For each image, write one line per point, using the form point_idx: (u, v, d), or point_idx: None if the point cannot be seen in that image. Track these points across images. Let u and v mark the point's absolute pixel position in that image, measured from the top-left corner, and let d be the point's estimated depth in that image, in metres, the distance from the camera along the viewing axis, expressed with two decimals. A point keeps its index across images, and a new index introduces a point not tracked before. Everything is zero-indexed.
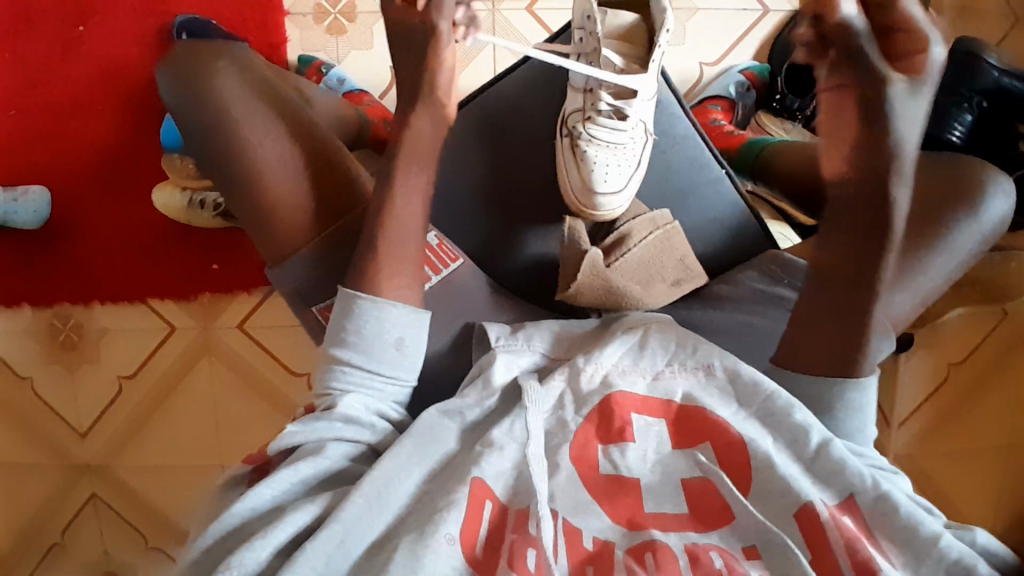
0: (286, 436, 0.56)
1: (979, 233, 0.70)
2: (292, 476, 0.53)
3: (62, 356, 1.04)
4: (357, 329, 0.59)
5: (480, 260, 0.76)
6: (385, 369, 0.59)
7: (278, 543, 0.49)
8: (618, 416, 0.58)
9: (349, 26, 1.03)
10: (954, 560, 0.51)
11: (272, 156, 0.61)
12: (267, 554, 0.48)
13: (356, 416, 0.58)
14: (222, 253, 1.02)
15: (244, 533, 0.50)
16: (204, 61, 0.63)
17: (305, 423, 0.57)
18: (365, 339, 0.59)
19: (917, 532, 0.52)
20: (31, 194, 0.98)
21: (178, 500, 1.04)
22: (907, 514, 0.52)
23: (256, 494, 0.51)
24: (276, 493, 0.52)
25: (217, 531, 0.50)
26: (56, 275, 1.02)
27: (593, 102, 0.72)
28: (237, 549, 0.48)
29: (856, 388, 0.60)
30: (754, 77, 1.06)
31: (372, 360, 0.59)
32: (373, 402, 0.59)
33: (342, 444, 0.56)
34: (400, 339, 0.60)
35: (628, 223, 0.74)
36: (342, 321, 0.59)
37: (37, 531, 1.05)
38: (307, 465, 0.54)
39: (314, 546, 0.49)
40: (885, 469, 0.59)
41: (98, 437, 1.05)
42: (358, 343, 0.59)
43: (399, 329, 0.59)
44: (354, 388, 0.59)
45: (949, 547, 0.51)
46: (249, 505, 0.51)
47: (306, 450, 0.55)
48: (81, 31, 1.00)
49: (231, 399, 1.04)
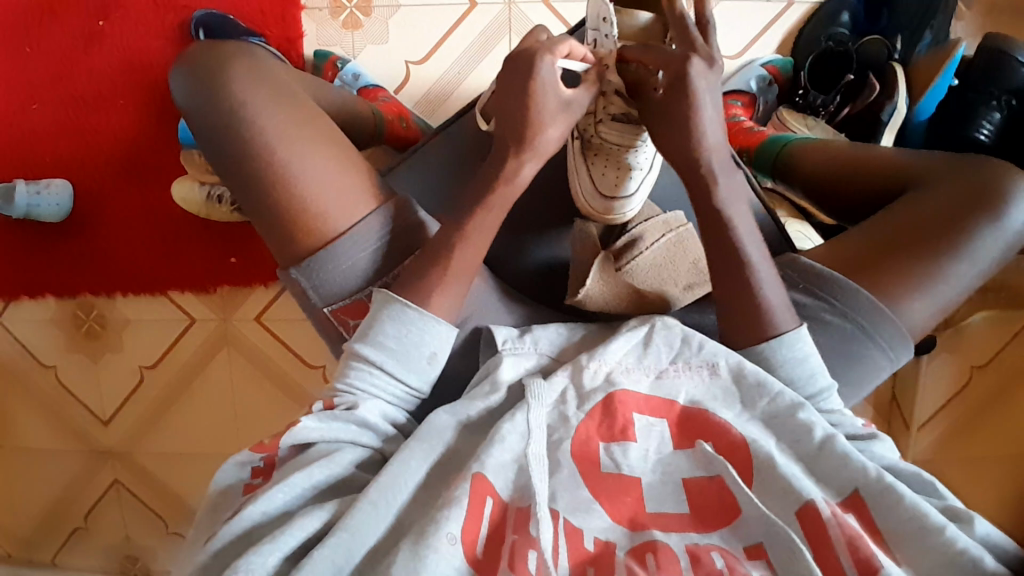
0: (300, 431, 0.56)
1: (1005, 239, 0.67)
2: (303, 481, 0.53)
3: (86, 345, 1.06)
4: (397, 336, 0.59)
5: (497, 261, 0.77)
6: (411, 379, 0.60)
7: (287, 549, 0.48)
8: (621, 414, 0.58)
9: (365, 20, 1.03)
10: (959, 551, 0.50)
11: (281, 162, 0.61)
12: (276, 559, 0.48)
13: (372, 423, 0.58)
14: (241, 247, 1.03)
15: (254, 536, 0.50)
16: (218, 64, 0.63)
17: (322, 420, 0.57)
18: (403, 346, 0.59)
19: (924, 522, 0.51)
20: (54, 187, 1.00)
21: (196, 487, 1.07)
22: (912, 506, 0.52)
23: (268, 498, 0.51)
24: (287, 498, 0.52)
25: (228, 533, 0.49)
26: (80, 265, 1.04)
27: (604, 106, 0.69)
28: (244, 554, 0.48)
29: (782, 346, 0.61)
30: (777, 72, 1.00)
31: (402, 369, 0.59)
32: (388, 408, 0.60)
33: (355, 448, 0.56)
34: (434, 353, 0.60)
35: (641, 225, 0.74)
36: (384, 324, 0.59)
37: (63, 514, 1.09)
38: (320, 469, 0.53)
39: (323, 554, 0.48)
40: (862, 434, 0.60)
41: (121, 423, 1.07)
42: (395, 350, 0.59)
43: (434, 345, 0.60)
44: (376, 392, 0.59)
45: (955, 538, 0.50)
46: (260, 509, 0.51)
47: (319, 450, 0.55)
48: (101, 25, 1.01)
49: (248, 389, 1.06)
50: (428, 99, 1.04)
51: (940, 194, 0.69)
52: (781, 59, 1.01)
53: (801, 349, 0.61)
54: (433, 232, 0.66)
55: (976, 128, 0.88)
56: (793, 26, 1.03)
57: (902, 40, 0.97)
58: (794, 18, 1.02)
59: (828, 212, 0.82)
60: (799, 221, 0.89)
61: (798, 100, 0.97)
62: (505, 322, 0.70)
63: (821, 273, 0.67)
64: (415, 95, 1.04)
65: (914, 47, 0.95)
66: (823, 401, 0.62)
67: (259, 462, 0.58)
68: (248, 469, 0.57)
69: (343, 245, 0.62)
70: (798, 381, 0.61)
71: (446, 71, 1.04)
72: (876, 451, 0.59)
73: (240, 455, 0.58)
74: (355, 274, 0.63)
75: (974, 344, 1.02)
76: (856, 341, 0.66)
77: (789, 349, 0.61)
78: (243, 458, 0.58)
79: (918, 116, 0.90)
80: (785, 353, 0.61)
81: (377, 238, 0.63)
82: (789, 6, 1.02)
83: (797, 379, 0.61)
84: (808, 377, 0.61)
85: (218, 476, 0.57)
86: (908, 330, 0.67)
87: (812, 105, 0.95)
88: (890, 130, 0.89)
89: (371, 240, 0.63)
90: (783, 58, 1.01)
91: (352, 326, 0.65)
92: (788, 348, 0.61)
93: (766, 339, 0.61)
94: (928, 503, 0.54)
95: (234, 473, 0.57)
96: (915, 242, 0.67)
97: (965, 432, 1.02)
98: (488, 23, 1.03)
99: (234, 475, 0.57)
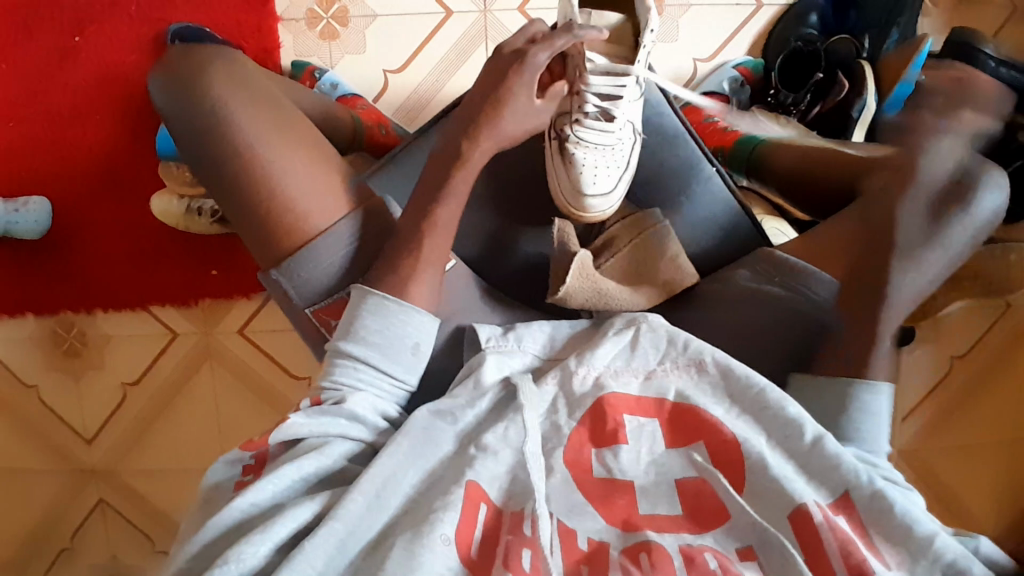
0: (290, 427, 0.54)
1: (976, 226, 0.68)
2: (294, 474, 0.51)
3: (68, 362, 1.05)
4: (379, 329, 0.58)
5: (478, 264, 0.77)
6: (396, 371, 0.59)
7: (278, 539, 0.47)
8: (611, 417, 0.58)
9: (342, 31, 1.04)
10: (948, 561, 0.50)
11: (257, 168, 0.61)
12: (267, 550, 0.47)
13: (362, 415, 0.56)
14: (221, 259, 1.03)
15: (242, 529, 0.49)
16: (194, 72, 0.64)
17: (310, 415, 0.55)
18: (385, 338, 0.59)
19: (912, 530, 0.52)
20: (32, 204, 0.99)
21: (179, 501, 1.06)
22: (901, 513, 0.52)
23: (258, 489, 0.50)
24: (278, 490, 0.51)
25: (215, 528, 0.48)
26: (60, 282, 1.03)
27: (580, 104, 0.74)
28: (235, 544, 0.47)
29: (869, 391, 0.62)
30: (748, 73, 1.03)
31: (386, 360, 0.58)
32: (378, 402, 0.58)
33: (345, 442, 0.55)
34: (417, 343, 0.60)
35: (616, 227, 0.76)
36: (364, 318, 0.59)
37: (46, 537, 1.06)
38: (308, 461, 0.52)
39: (315, 545, 0.47)
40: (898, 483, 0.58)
41: (104, 441, 1.06)
42: (378, 343, 0.58)
43: (418, 334, 0.60)
44: (363, 386, 0.58)
45: (944, 548, 0.51)
46: (248, 500, 0.49)
47: (309, 444, 0.54)
48: (77, 40, 1.01)
49: (232, 402, 1.05)
50: (408, 107, 1.05)
51: None
52: (752, 60, 1.05)
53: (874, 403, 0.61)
54: (396, 215, 0.67)
55: None
56: (762, 29, 1.06)
57: (871, 37, 0.97)
58: (761, 22, 1.06)
59: (803, 207, 0.83)
60: (776, 217, 0.89)
61: (770, 99, 1.01)
62: (488, 322, 0.70)
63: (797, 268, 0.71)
64: (394, 104, 1.05)
65: (881, 43, 0.95)
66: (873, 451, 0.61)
67: (249, 459, 0.55)
68: (238, 467, 0.55)
69: (319, 246, 0.62)
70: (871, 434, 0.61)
71: (425, 79, 1.05)
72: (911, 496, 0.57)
73: (230, 452, 0.56)
74: (335, 273, 0.63)
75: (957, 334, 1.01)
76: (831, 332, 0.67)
77: (864, 399, 0.62)
78: (234, 455, 0.56)
79: None
80: (868, 399, 0.62)
81: (353, 236, 0.63)
82: (759, 9, 1.06)
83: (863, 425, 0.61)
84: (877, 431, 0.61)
85: (211, 471, 0.55)
86: None
87: (784, 105, 1.00)
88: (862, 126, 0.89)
89: (348, 236, 0.63)
90: (754, 60, 1.05)
91: (334, 328, 0.65)
92: (865, 398, 0.62)
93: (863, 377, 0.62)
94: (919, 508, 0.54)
95: (224, 471, 0.55)
96: (897, 226, 0.67)
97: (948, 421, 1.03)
98: (463, 32, 1.05)
99: (224, 474, 0.54)
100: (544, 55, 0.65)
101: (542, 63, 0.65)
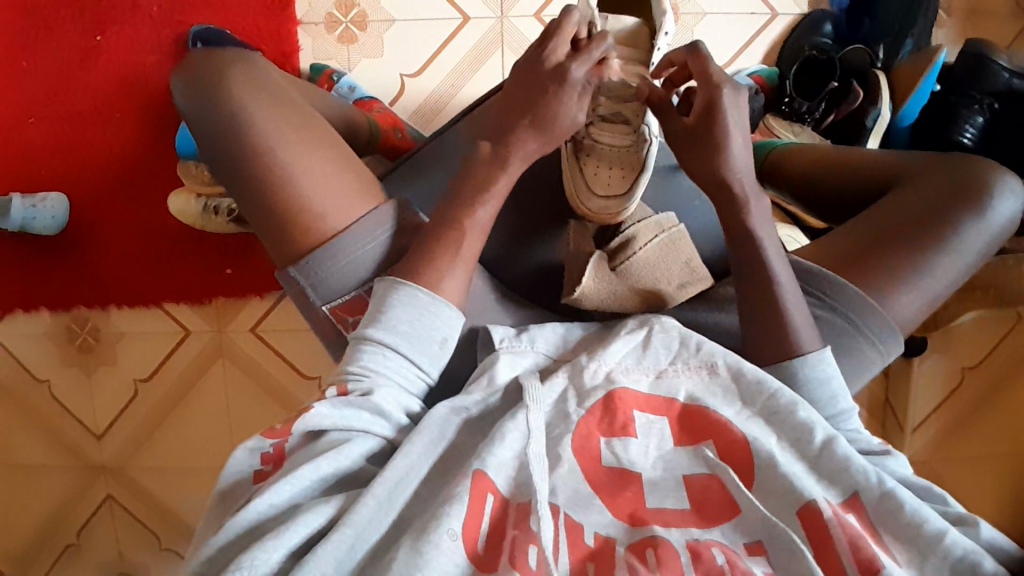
0: (311, 419, 0.54)
1: (989, 233, 0.68)
2: (312, 475, 0.51)
3: (80, 358, 1.06)
4: (409, 318, 0.59)
5: (494, 264, 0.78)
6: (423, 363, 0.59)
7: (291, 545, 0.47)
8: (621, 411, 0.57)
9: (360, 35, 1.05)
10: (959, 557, 0.51)
11: (278, 163, 0.62)
12: (279, 555, 0.47)
13: (387, 411, 0.56)
14: (236, 258, 1.04)
15: (260, 530, 0.49)
16: (218, 69, 0.65)
17: (334, 406, 0.55)
18: (415, 329, 0.59)
19: (922, 529, 0.52)
20: (49, 201, 1.00)
21: (187, 498, 1.07)
22: (912, 512, 0.53)
23: (275, 490, 0.50)
24: (295, 491, 0.51)
25: (230, 532, 0.48)
26: (75, 278, 1.04)
27: (593, 109, 0.74)
28: (248, 550, 0.46)
29: (806, 366, 0.62)
30: (763, 81, 1.02)
31: (414, 351, 0.59)
32: (403, 397, 0.58)
33: (368, 438, 0.55)
34: (445, 338, 0.60)
35: (634, 226, 0.73)
36: (395, 309, 0.59)
37: (55, 532, 1.07)
38: (328, 462, 0.52)
39: (326, 550, 0.47)
40: (877, 451, 0.62)
41: (114, 438, 1.07)
42: (408, 333, 0.59)
43: (445, 329, 0.60)
44: (390, 376, 0.58)
45: (955, 544, 0.52)
46: (267, 501, 0.49)
47: (330, 441, 0.54)
48: (99, 40, 1.02)
49: (242, 399, 1.06)
50: (423, 110, 1.06)
51: (926, 186, 0.70)
52: (767, 68, 1.04)
53: (824, 370, 0.62)
54: (422, 218, 0.68)
55: (960, 131, 0.92)
56: (776, 38, 1.07)
57: (884, 48, 0.99)
58: (775, 31, 1.07)
59: (815, 213, 0.82)
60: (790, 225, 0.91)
61: (784, 108, 0.99)
62: (502, 319, 0.70)
63: (815, 272, 0.68)
64: (409, 107, 1.06)
65: (896, 54, 0.98)
66: (844, 421, 0.63)
67: (267, 447, 0.55)
68: (257, 455, 0.55)
69: (343, 243, 0.63)
70: (821, 403, 0.62)
71: (440, 83, 1.06)
72: (891, 467, 0.60)
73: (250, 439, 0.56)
74: (358, 268, 0.63)
75: (962, 342, 1.06)
76: (845, 334, 0.66)
77: (815, 370, 0.62)
78: (253, 442, 0.55)
79: (902, 121, 0.93)
80: (808, 373, 0.62)
81: (378, 228, 0.64)
82: (773, 19, 1.07)
83: (818, 401, 0.62)
84: (830, 399, 0.62)
85: (230, 462, 0.54)
86: (897, 323, 0.67)
87: (798, 113, 0.97)
88: (874, 135, 0.92)
89: (376, 228, 0.64)
90: (768, 69, 1.04)
91: (350, 324, 0.65)
92: (813, 369, 0.62)
93: (794, 356, 0.62)
94: (928, 507, 0.55)
95: (244, 461, 0.54)
96: (911, 230, 0.68)
97: (962, 425, 1.06)
98: (480, 38, 1.06)
99: (242, 463, 0.54)
100: (582, 70, 0.63)
101: (580, 78, 0.63)
